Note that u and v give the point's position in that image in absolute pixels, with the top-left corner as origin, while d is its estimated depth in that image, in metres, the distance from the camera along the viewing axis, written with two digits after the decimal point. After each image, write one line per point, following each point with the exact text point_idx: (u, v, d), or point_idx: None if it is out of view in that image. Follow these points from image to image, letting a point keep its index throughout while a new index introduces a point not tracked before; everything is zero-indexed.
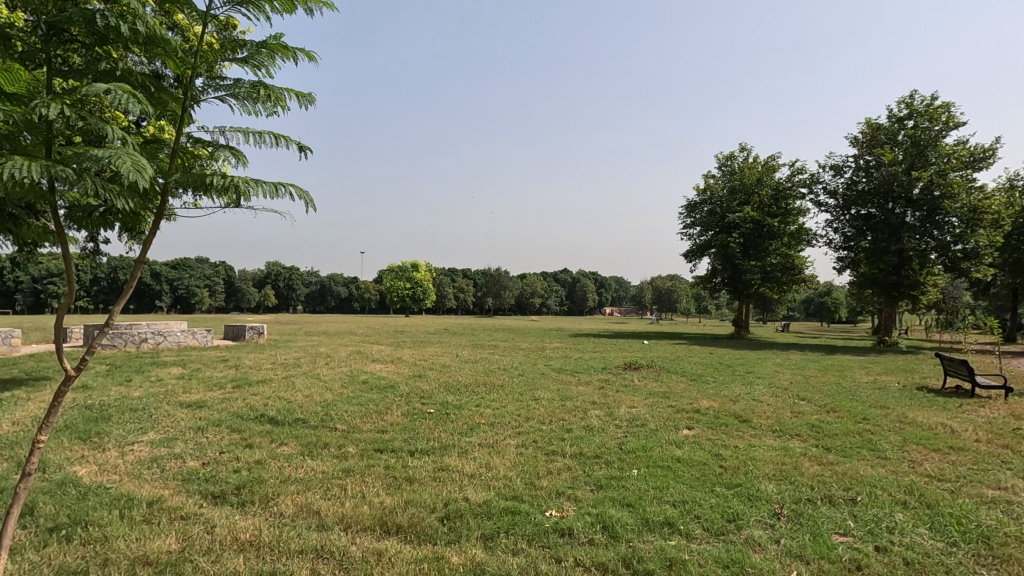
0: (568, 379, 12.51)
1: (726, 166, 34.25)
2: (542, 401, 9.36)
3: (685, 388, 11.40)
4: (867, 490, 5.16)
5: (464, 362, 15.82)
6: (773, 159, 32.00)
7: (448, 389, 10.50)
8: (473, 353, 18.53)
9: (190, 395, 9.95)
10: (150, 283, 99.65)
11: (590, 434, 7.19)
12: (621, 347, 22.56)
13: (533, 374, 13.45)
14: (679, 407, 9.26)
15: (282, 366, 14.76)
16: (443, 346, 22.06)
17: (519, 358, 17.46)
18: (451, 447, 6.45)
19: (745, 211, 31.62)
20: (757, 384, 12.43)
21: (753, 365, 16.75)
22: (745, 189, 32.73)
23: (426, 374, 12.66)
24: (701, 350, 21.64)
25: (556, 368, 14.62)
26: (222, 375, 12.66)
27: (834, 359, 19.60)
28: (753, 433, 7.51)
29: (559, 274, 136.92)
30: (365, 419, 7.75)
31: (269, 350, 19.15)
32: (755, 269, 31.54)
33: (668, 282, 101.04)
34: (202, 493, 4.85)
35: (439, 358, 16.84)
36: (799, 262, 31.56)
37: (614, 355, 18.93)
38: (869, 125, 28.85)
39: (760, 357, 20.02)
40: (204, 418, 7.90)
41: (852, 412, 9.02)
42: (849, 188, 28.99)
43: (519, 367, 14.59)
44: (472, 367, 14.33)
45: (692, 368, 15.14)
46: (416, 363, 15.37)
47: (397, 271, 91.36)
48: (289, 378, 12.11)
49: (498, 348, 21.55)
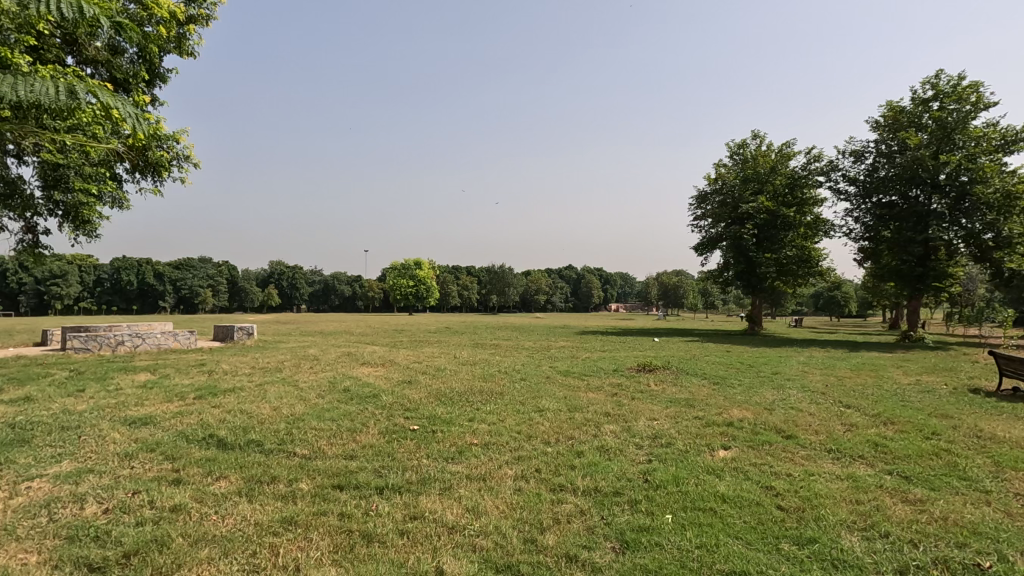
0: (576, 384, 11.17)
1: (737, 154, 32.72)
2: (546, 413, 8.02)
3: (709, 395, 10.01)
4: (993, 549, 3.76)
5: (463, 364, 14.54)
6: (787, 146, 30.53)
7: (439, 398, 9.15)
8: (474, 354, 17.20)
9: (142, 408, 8.65)
10: (153, 284, 99.16)
11: (606, 460, 5.81)
12: (631, 346, 21.21)
13: (537, 378, 12.12)
14: (707, 420, 7.88)
15: (262, 371, 13.47)
16: (442, 346, 20.74)
17: (522, 359, 16.12)
18: (432, 481, 5.11)
19: (758, 201, 30.11)
20: (790, 388, 11.01)
21: (778, 365, 15.34)
22: (758, 178, 31.26)
23: (417, 379, 11.33)
24: (716, 349, 20.24)
25: (563, 371, 13.28)
26: (191, 382, 11.38)
27: (862, 357, 18.15)
28: (806, 456, 6.12)
29: (564, 271, 135.53)
30: (333, 442, 6.41)
31: (254, 353, 17.88)
32: (769, 262, 30.05)
33: (675, 277, 99.41)
34: (77, 564, 3.51)
35: (435, 360, 15.53)
36: (817, 254, 30.06)
37: (624, 355, 17.56)
38: (891, 108, 27.39)
39: (782, 355, 18.58)
40: (140, 440, 6.57)
41: (915, 423, 7.62)
42: (869, 175, 27.52)
43: (521, 371, 13.26)
44: (469, 370, 12.99)
45: (712, 370, 13.77)
46: (409, 366, 14.06)
47: (401, 270, 90.11)
48: (264, 386, 10.81)
49: (500, 348, 20.24)
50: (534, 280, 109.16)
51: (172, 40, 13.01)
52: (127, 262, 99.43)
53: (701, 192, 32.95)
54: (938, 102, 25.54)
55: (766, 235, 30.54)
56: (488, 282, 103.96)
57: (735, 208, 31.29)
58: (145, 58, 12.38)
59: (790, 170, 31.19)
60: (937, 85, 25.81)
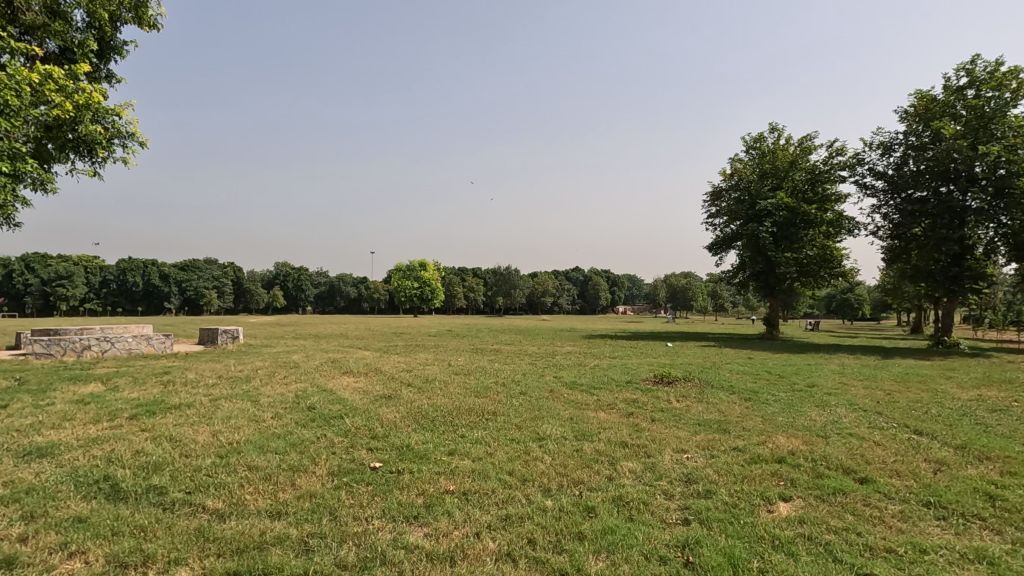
0: (584, 400, 9.51)
1: (754, 148, 30.95)
2: (547, 443, 6.39)
3: (746, 415, 8.34)
4: None
5: (457, 373, 12.91)
6: (808, 138, 28.76)
7: (418, 420, 7.55)
8: (471, 362, 15.58)
9: (55, 432, 7.07)
10: (158, 285, 98.45)
11: (626, 523, 4.21)
12: (644, 352, 19.55)
13: (539, 392, 10.47)
14: (752, 453, 6.23)
15: (227, 382, 11.89)
16: (438, 352, 19.11)
17: (524, 368, 14.47)
18: (377, 564, 3.53)
19: (778, 198, 28.30)
20: (838, 407, 9.31)
21: (811, 376, 13.60)
22: (776, 173, 29.52)
23: (399, 395, 9.72)
24: (737, 356, 18.50)
25: (569, 383, 11.63)
26: (138, 396, 9.79)
27: (901, 365, 16.35)
28: (900, 516, 4.47)
29: (570, 274, 133.77)
30: (263, 490, 4.84)
31: (231, 358, 16.37)
32: (790, 262, 28.19)
33: (683, 279, 97.50)
34: None
35: (427, 369, 13.92)
36: (839, 253, 28.26)
37: (636, 363, 15.88)
38: (921, 97, 25.66)
39: (812, 363, 16.81)
40: (14, 484, 5.00)
41: (1021, 461, 5.93)
42: (898, 168, 25.76)
43: (522, 382, 11.60)
44: (462, 383, 11.34)
45: (740, 382, 12.05)
46: (395, 376, 12.45)
47: (406, 271, 88.57)
48: (218, 401, 9.21)
49: (501, 354, 18.60)
50: (541, 282, 107.48)
51: (128, 8, 11.41)
52: (133, 263, 98.55)
53: (715, 188, 31.22)
54: (974, 89, 23.75)
55: (786, 233, 28.78)
56: (494, 284, 102.38)
57: (753, 205, 29.48)
58: (95, 23, 10.87)
59: (810, 164, 29.44)
60: (973, 71, 23.99)
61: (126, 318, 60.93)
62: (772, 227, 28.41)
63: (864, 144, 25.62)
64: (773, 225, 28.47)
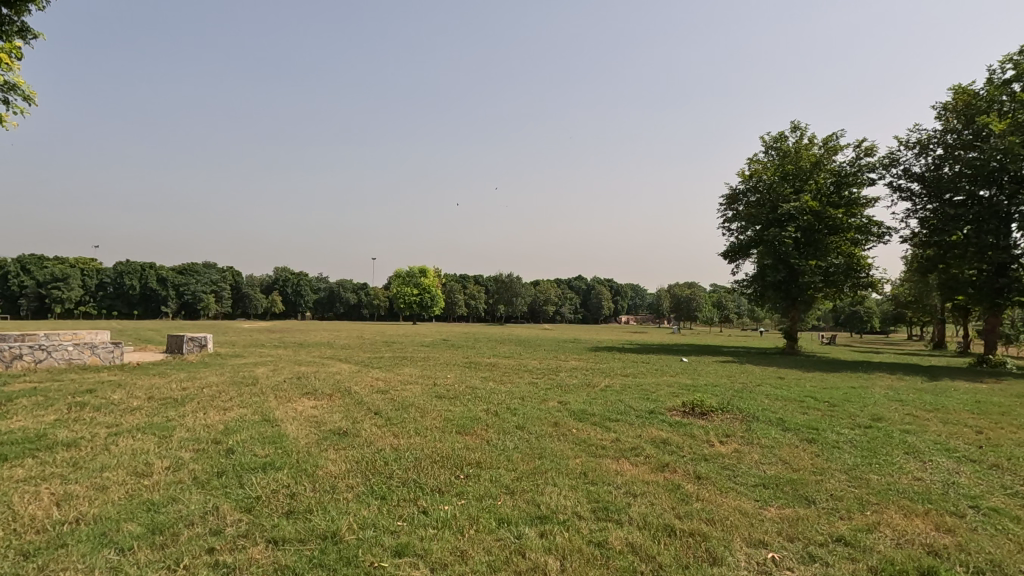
0: (598, 443, 7.23)
1: (774, 148, 28.81)
2: (553, 531, 4.16)
3: (825, 472, 6.05)
4: None
5: (441, 397, 10.64)
6: (834, 137, 26.63)
7: (369, 478, 5.33)
8: (461, 381, 13.31)
9: None
10: (155, 289, 96.64)
11: None
12: (659, 369, 17.27)
13: (539, 426, 8.18)
14: (873, 553, 3.98)
15: (156, 404, 9.60)
16: (426, 366, 16.85)
17: (523, 389, 12.20)
18: None
19: (802, 201, 26.06)
20: (936, 455, 7.06)
21: (866, 404, 11.30)
22: (799, 174, 27.33)
23: (358, 430, 7.46)
24: (765, 376, 16.17)
25: (577, 413, 9.36)
26: (22, 425, 7.54)
27: (962, 391, 14.04)
28: None
29: (573, 283, 131.86)
30: None
31: (185, 371, 14.13)
32: (814, 271, 25.86)
33: (688, 289, 95.42)
34: None
35: (407, 390, 11.67)
36: (867, 262, 25.97)
37: (653, 385, 13.60)
38: (960, 92, 23.56)
39: (856, 386, 14.53)
40: None
41: None
42: (933, 169, 23.55)
43: (519, 411, 9.34)
44: (444, 412, 9.05)
45: (789, 413, 9.76)
46: (363, 400, 10.17)
47: (405, 278, 86.64)
48: (116, 436, 6.96)
49: (497, 370, 16.32)
50: (544, 290, 105.46)
51: None
52: (130, 266, 96.43)
53: (732, 191, 29.10)
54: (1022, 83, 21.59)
55: (808, 239, 26.63)
56: (495, 291, 100.13)
57: (773, 208, 27.26)
58: None
59: (835, 166, 27.33)
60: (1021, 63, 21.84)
61: (122, 323, 58.79)
62: (794, 232, 26.15)
63: (899, 142, 23.39)
64: (795, 230, 26.27)
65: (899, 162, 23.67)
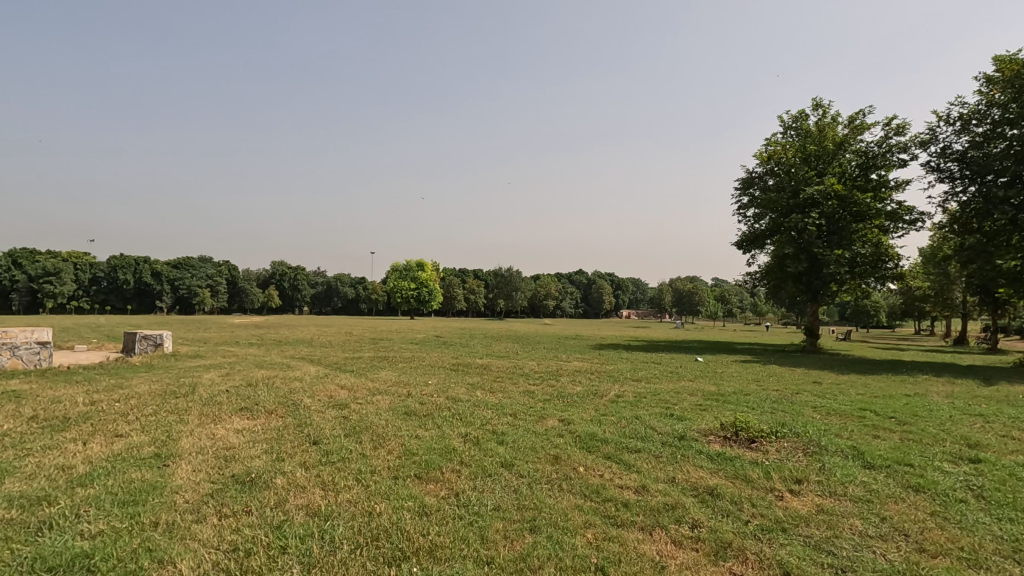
0: (617, 497, 5.00)
1: (793, 128, 26.47)
2: None
3: (982, 562, 3.83)
4: None
5: (410, 415, 8.37)
6: (861, 113, 24.28)
7: None
8: (442, 390, 11.04)
9: None
10: (149, 284, 94.56)
11: None
12: (673, 373, 15.06)
13: (533, 465, 5.94)
14: None
15: (35, 426, 7.35)
16: (406, 370, 14.56)
17: (516, 402, 9.93)
18: None
19: (826, 184, 23.69)
20: None
21: (943, 422, 9.07)
22: (822, 155, 24.97)
23: (271, 477, 5.17)
24: (798, 382, 13.91)
25: (587, 439, 7.12)
26: None
27: None
28: None
29: (575, 278, 130.11)
30: None
31: (116, 378, 11.84)
32: (841, 261, 23.51)
33: (691, 284, 93.30)
34: None
35: (371, 404, 9.38)
36: (895, 252, 23.76)
37: (673, 394, 11.35)
38: (1003, 62, 21.22)
39: (910, 394, 12.24)
40: None
41: None
42: (977, 148, 21.08)
43: (508, 436, 7.10)
44: (408, 440, 6.79)
45: (861, 438, 7.50)
46: (307, 420, 7.89)
47: (403, 272, 84.54)
48: None
49: (488, 374, 14.01)
50: (544, 285, 103.52)
51: None
52: (124, 260, 93.90)
53: (748, 174, 26.81)
54: None
55: (832, 227, 24.35)
56: (495, 286, 97.85)
57: (794, 193, 24.88)
58: None
59: (861, 146, 24.98)
60: None
61: (117, 318, 56.78)
62: (819, 219, 23.77)
63: (937, 117, 20.99)
64: (819, 216, 23.93)
65: (938, 140, 21.23)
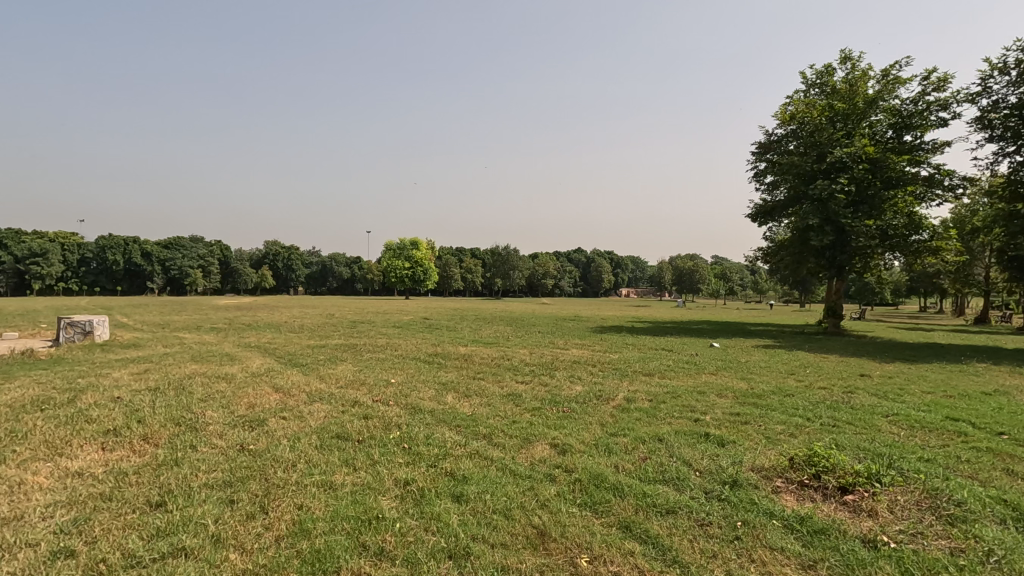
0: None
1: (819, 85, 23.65)
2: None
3: None
4: None
5: (338, 443, 5.86)
6: (897, 65, 21.42)
7: None
8: (401, 395, 8.53)
9: None
10: (139, 265, 91.59)
11: None
12: (690, 364, 12.58)
13: (502, 558, 3.48)
14: None
15: None
16: (370, 363, 12.06)
17: (493, 415, 7.43)
18: None
19: (857, 145, 20.98)
20: None
21: None
22: (851, 114, 22.20)
23: None
24: (844, 376, 11.42)
25: (591, 492, 4.63)
26: None
27: None
28: None
29: (574, 256, 127.50)
30: None
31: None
32: (871, 232, 20.95)
33: (693, 261, 90.74)
34: None
35: (297, 420, 6.91)
36: (930, 222, 21.22)
37: (698, 397, 8.87)
38: None
39: (993, 393, 9.77)
40: None
41: None
42: None
43: (469, 486, 4.62)
44: (312, 498, 4.31)
45: (1000, 479, 5.05)
46: (184, 454, 5.38)
47: (397, 250, 81.56)
48: None
49: (468, 369, 11.49)
50: (543, 263, 100.91)
51: None
52: (113, 240, 91.07)
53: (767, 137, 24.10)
54: None
55: (860, 196, 21.74)
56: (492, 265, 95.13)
57: (820, 156, 22.16)
58: None
59: (895, 104, 22.19)
60: None
61: (101, 299, 54.37)
62: (848, 185, 21.13)
63: (990, 67, 18.20)
64: (848, 182, 21.29)
65: (990, 93, 18.49)
